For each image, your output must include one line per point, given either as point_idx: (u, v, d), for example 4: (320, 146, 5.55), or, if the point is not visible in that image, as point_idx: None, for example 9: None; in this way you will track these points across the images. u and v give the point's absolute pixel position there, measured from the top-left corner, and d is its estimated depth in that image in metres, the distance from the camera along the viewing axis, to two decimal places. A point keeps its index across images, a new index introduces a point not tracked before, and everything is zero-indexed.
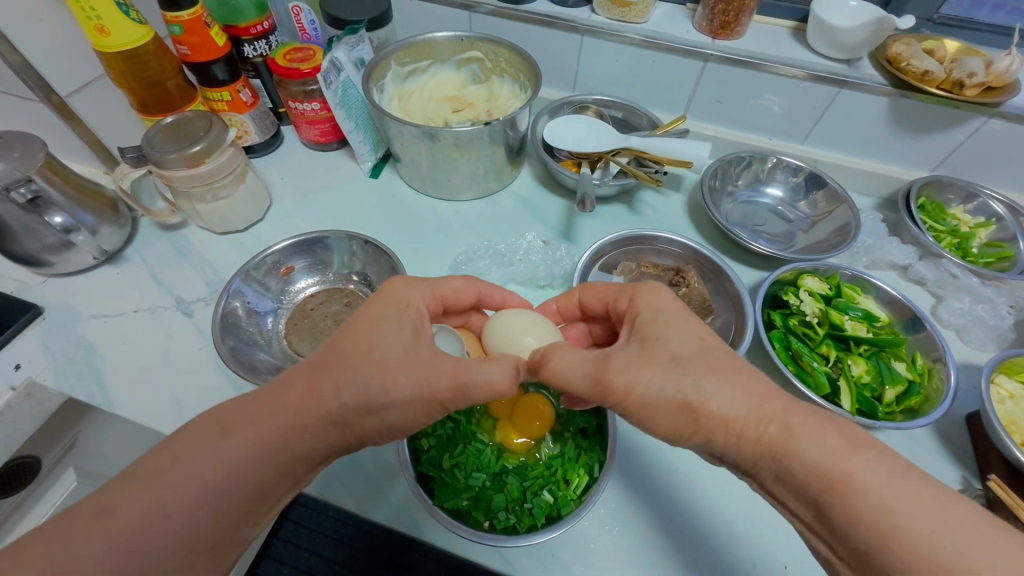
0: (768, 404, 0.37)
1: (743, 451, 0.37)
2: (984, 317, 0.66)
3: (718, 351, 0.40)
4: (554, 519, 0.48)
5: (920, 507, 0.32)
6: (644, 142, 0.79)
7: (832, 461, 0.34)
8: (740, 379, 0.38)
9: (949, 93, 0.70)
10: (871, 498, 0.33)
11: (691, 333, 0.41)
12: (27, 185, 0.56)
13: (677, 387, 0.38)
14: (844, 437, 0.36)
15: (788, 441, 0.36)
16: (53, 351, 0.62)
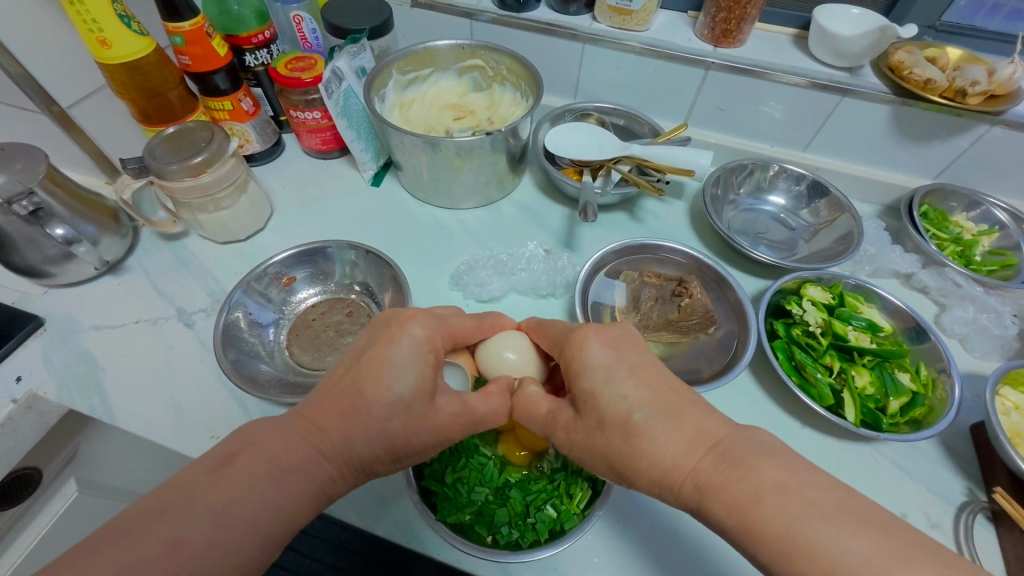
0: (687, 457, 0.38)
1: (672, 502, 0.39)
2: (988, 326, 0.66)
3: (643, 404, 0.40)
4: (557, 534, 0.48)
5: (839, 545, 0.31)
6: (645, 151, 0.79)
7: (742, 510, 0.34)
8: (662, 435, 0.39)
9: (952, 101, 0.70)
10: (785, 536, 0.32)
11: (618, 388, 0.41)
12: (29, 197, 0.56)
13: (607, 450, 0.41)
14: (762, 480, 0.34)
15: (703, 494, 0.36)
16: (54, 363, 0.62)
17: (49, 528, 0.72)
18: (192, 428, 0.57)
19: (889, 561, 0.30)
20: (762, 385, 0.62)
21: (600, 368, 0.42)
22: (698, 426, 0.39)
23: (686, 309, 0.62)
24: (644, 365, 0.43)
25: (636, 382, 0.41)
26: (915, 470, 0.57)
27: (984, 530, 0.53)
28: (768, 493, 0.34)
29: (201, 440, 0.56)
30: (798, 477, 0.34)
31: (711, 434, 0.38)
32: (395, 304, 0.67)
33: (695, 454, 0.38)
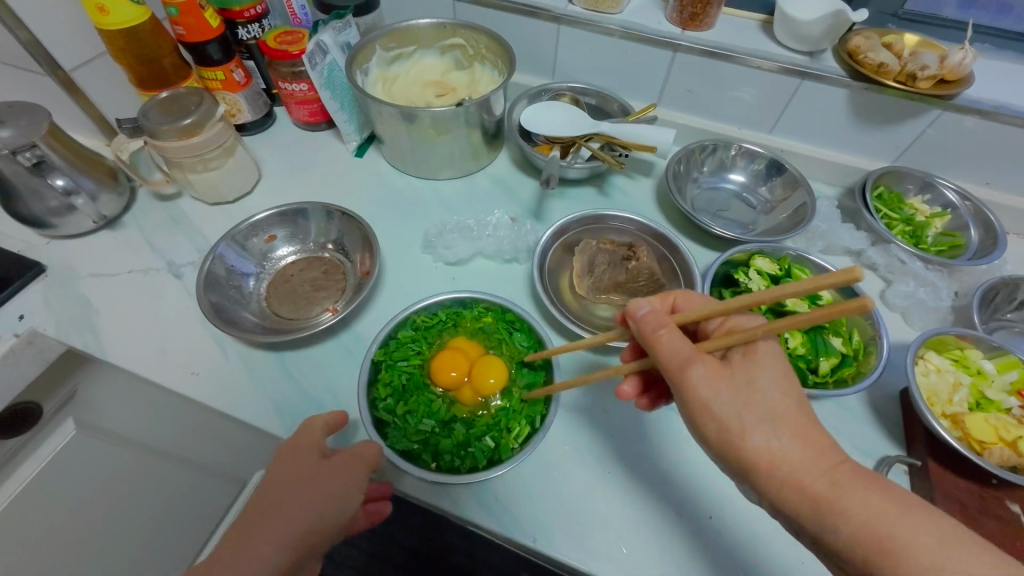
0: (799, 474, 0.37)
1: (786, 496, 0.38)
2: (925, 299, 0.69)
3: (754, 410, 0.40)
4: (495, 461, 0.54)
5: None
6: (614, 128, 0.83)
7: (870, 528, 0.34)
8: (771, 443, 0.38)
9: (906, 86, 0.73)
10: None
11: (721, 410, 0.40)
12: (32, 150, 0.62)
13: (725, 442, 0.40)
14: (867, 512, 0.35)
15: (821, 509, 0.36)
16: (53, 305, 0.67)
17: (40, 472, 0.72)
18: (177, 366, 0.63)
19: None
20: None
21: (694, 366, 0.42)
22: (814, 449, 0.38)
23: (633, 271, 0.67)
24: (763, 371, 0.41)
25: (758, 386, 0.41)
26: (841, 426, 0.61)
27: (898, 480, 0.57)
28: (883, 533, 0.34)
29: (182, 375, 0.62)
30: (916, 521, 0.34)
31: (825, 454, 0.38)
32: (367, 263, 0.72)
33: (808, 474, 0.37)
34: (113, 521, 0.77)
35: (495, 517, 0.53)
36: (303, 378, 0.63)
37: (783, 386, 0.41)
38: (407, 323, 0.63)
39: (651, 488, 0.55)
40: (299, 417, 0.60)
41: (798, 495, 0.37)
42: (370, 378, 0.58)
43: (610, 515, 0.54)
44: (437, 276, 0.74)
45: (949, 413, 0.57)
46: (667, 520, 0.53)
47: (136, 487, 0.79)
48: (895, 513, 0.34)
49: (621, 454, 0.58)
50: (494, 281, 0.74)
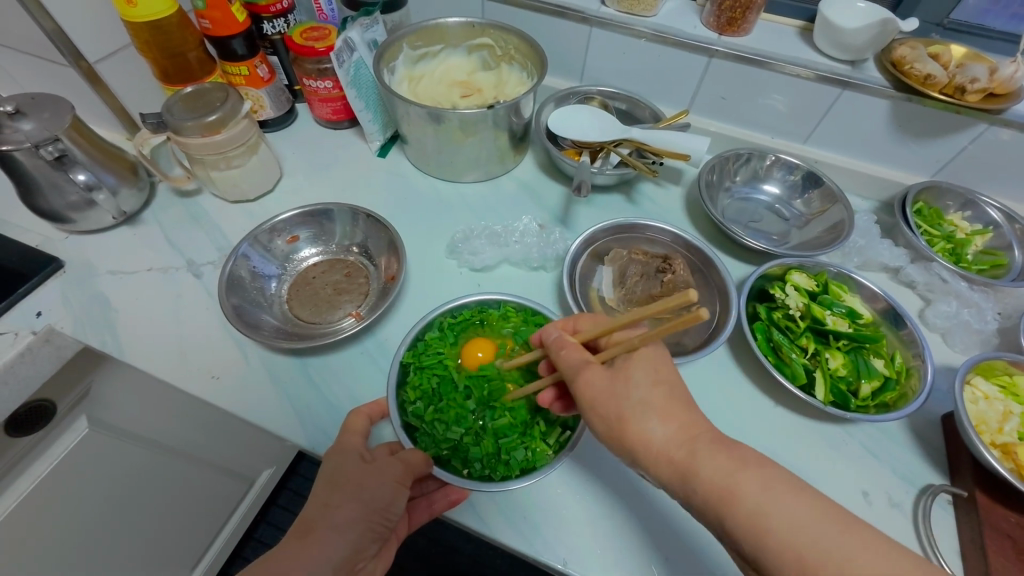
0: (666, 451, 0.39)
1: (659, 470, 0.39)
2: (969, 321, 0.67)
3: (627, 398, 0.42)
4: (530, 471, 0.52)
5: (797, 524, 0.33)
6: (645, 134, 0.80)
7: (724, 483, 0.36)
8: (645, 427, 0.40)
9: (951, 98, 0.70)
10: (746, 532, 0.34)
11: (603, 404, 0.42)
12: (54, 144, 0.60)
13: (602, 417, 0.42)
14: (725, 482, 0.36)
15: (693, 463, 0.37)
16: (72, 303, 0.66)
17: (60, 482, 0.66)
18: (196, 368, 0.61)
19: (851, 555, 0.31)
20: (740, 364, 0.65)
21: (586, 372, 0.44)
22: (678, 422, 0.40)
23: (668, 285, 0.66)
24: (637, 367, 0.43)
25: (631, 382, 0.42)
26: (882, 452, 0.59)
27: (943, 511, 0.55)
28: (730, 493, 0.35)
29: (202, 378, 0.61)
30: (774, 492, 0.34)
31: (688, 424, 0.40)
32: (391, 266, 0.70)
33: (674, 448, 0.39)
34: (124, 522, 0.76)
35: (530, 544, 0.51)
36: (325, 384, 0.61)
37: (654, 374, 0.42)
38: (435, 324, 0.62)
39: (683, 509, 0.53)
40: (320, 425, 0.58)
41: (666, 471, 0.39)
42: (398, 381, 0.57)
43: (641, 536, 0.51)
44: (462, 282, 0.72)
45: (999, 442, 0.55)
46: (700, 543, 0.51)
47: (148, 487, 0.78)
48: (746, 473, 0.36)
49: (651, 473, 0.56)
50: (520, 288, 0.72)
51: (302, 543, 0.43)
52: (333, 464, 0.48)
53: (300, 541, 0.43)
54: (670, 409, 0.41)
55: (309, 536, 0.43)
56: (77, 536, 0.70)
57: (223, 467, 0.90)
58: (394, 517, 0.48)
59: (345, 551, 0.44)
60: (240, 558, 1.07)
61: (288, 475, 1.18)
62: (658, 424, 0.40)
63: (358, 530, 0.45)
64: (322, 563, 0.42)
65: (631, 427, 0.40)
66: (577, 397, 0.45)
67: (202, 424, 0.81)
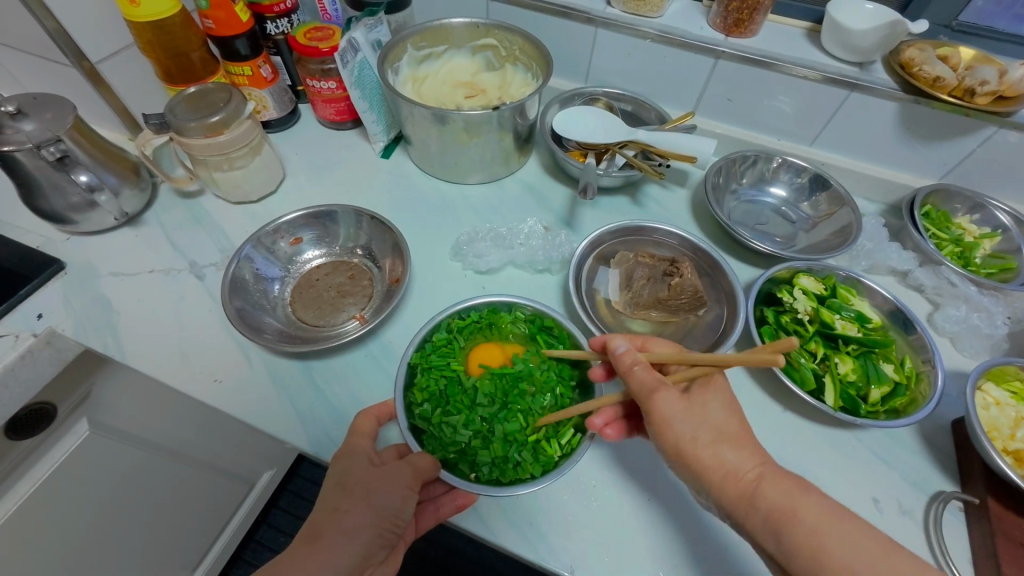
0: (736, 473, 0.43)
1: (720, 494, 0.43)
2: (978, 325, 0.66)
3: (703, 423, 0.45)
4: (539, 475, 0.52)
5: (849, 550, 0.37)
6: (651, 136, 0.80)
7: (784, 511, 0.40)
8: (721, 452, 0.44)
9: (960, 100, 0.70)
10: (802, 553, 0.38)
11: (679, 426, 0.45)
12: (56, 144, 0.59)
13: (668, 438, 0.46)
14: (788, 509, 0.40)
15: (756, 489, 0.42)
16: (73, 304, 0.65)
17: (61, 486, 0.65)
18: (199, 372, 0.61)
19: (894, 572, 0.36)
20: (747, 368, 0.64)
21: (662, 393, 0.46)
22: (743, 453, 0.44)
23: (676, 288, 0.65)
24: (713, 395, 0.47)
25: (706, 408, 0.46)
26: (892, 458, 0.58)
27: (955, 518, 0.54)
28: (792, 515, 0.39)
29: (205, 382, 0.60)
30: (830, 520, 0.39)
31: (755, 453, 0.44)
32: (395, 269, 0.70)
33: (742, 473, 0.43)
34: (124, 526, 0.75)
35: (537, 551, 0.50)
36: (328, 388, 0.61)
37: (726, 402, 0.47)
38: (442, 326, 0.61)
39: (692, 517, 0.52)
40: (323, 430, 0.57)
41: (730, 490, 0.42)
42: (406, 382, 0.56)
43: (649, 543, 0.51)
44: (467, 285, 0.71)
45: (1011, 449, 0.54)
46: (709, 548, 0.51)
47: (149, 491, 0.77)
48: (807, 503, 0.40)
49: (659, 479, 0.55)
50: (525, 291, 0.72)
51: (311, 547, 0.42)
52: (341, 468, 0.48)
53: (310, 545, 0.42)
54: (736, 437, 0.45)
55: (320, 539, 0.43)
56: (77, 540, 0.69)
57: (224, 470, 0.89)
58: (403, 522, 0.47)
59: (355, 556, 0.43)
60: (240, 561, 1.06)
61: (288, 477, 1.17)
62: (723, 453, 0.44)
63: (368, 535, 0.44)
64: (332, 566, 0.41)
65: (700, 453, 0.44)
66: (647, 415, 0.47)
67: (203, 426, 0.80)
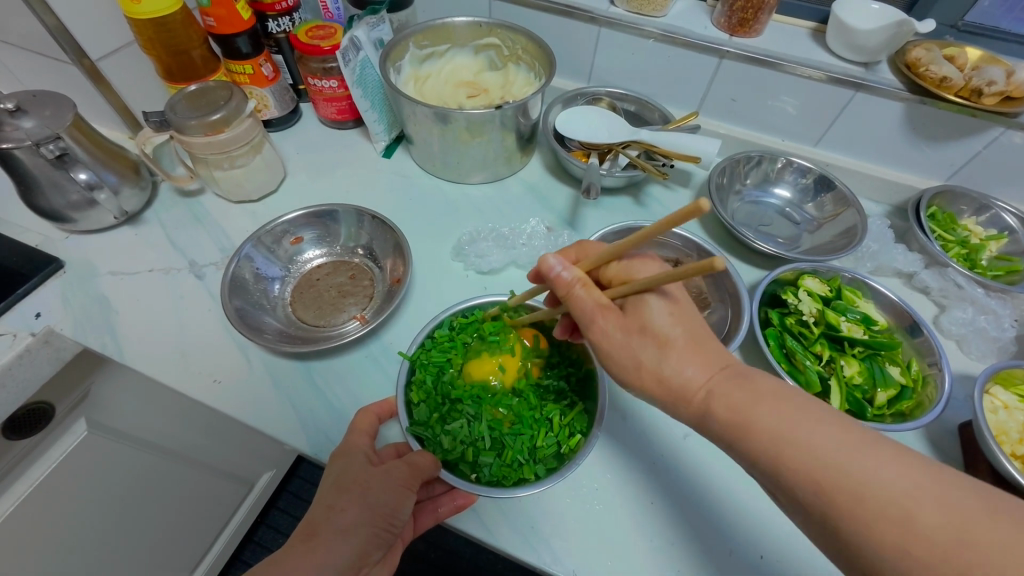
0: (684, 392, 0.39)
1: (682, 415, 0.39)
2: (985, 328, 0.65)
3: (646, 345, 0.40)
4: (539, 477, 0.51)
5: (818, 449, 0.33)
6: (654, 136, 0.79)
7: (744, 413, 0.36)
8: (664, 371, 0.39)
9: (967, 101, 0.69)
10: (768, 458, 0.35)
11: (624, 351, 0.41)
12: (56, 142, 0.59)
13: (622, 365, 0.41)
14: (754, 413, 0.36)
15: (713, 399, 0.37)
16: (72, 303, 0.65)
17: (59, 487, 0.64)
18: (198, 372, 0.60)
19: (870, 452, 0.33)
20: (752, 369, 0.64)
21: (599, 320, 0.41)
22: (697, 360, 0.39)
23: None
24: (655, 298, 0.40)
25: (649, 322, 0.40)
26: None
27: None
28: (752, 425, 0.35)
29: (204, 382, 0.59)
30: (792, 418, 0.35)
31: (711, 364, 0.39)
32: (397, 269, 0.69)
33: (698, 387, 0.38)
34: (123, 526, 0.75)
35: (538, 555, 0.49)
36: (328, 388, 0.60)
37: (673, 308, 0.40)
38: (445, 324, 0.61)
39: (696, 521, 0.52)
40: (323, 430, 0.57)
41: (687, 409, 0.39)
42: (406, 380, 0.56)
43: (652, 547, 0.50)
44: (469, 286, 0.71)
45: (1019, 453, 0.54)
46: (714, 550, 0.50)
47: (147, 491, 0.76)
48: (768, 403, 0.36)
49: (663, 479, 0.55)
50: (528, 292, 0.71)
51: (307, 542, 0.42)
52: (339, 467, 0.47)
53: (305, 541, 0.42)
54: (688, 338, 0.39)
55: (315, 535, 0.42)
56: (75, 541, 0.68)
57: (223, 471, 0.88)
58: (400, 523, 0.46)
59: (350, 556, 0.42)
60: (239, 561, 1.06)
61: (287, 477, 1.16)
62: (682, 364, 0.39)
63: (363, 534, 0.43)
64: (327, 565, 0.40)
65: (658, 370, 0.40)
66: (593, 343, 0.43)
67: (202, 427, 0.79)
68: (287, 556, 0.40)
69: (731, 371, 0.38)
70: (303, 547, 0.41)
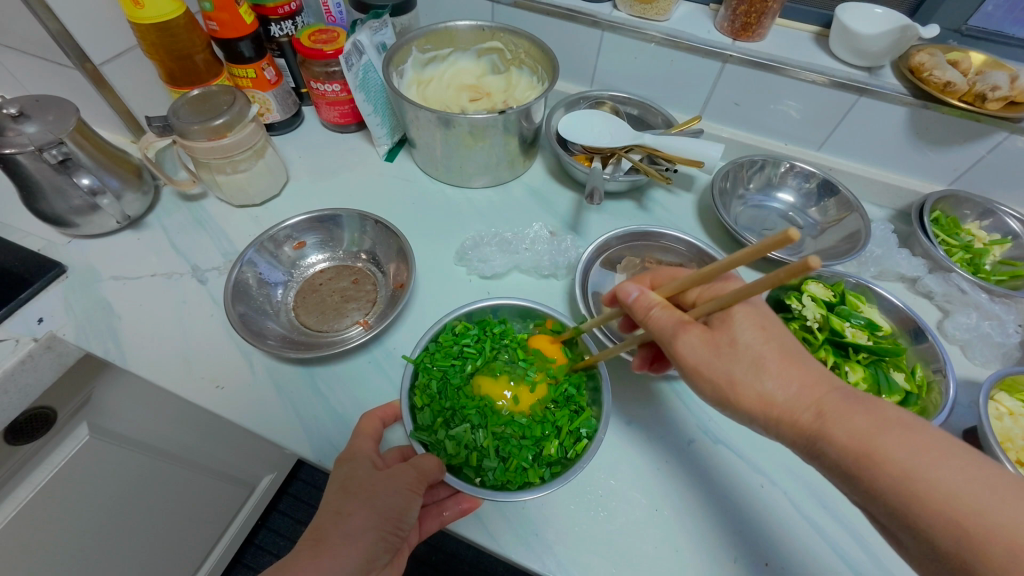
0: (789, 412, 0.38)
1: (781, 432, 0.38)
2: (990, 334, 0.65)
3: (738, 362, 0.39)
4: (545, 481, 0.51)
5: (953, 483, 0.32)
6: (657, 140, 0.79)
7: (862, 437, 0.35)
8: (763, 388, 0.39)
9: (971, 106, 0.69)
10: (894, 486, 0.33)
11: (717, 368, 0.40)
12: (59, 147, 0.59)
13: (715, 381, 0.40)
14: (873, 438, 0.35)
15: (823, 422, 0.37)
16: (73, 308, 0.64)
17: (61, 493, 0.64)
18: (201, 378, 0.60)
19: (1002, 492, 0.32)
20: None
21: (683, 336, 0.42)
22: (803, 381, 0.38)
23: None
24: (741, 316, 0.41)
25: (737, 341, 0.40)
26: None
27: None
28: (868, 451, 0.35)
29: (207, 388, 0.59)
30: (922, 450, 0.34)
31: (812, 385, 0.38)
32: (400, 273, 0.69)
33: (797, 410, 0.38)
34: (125, 531, 0.74)
35: (542, 563, 0.49)
36: (332, 394, 0.60)
37: (759, 328, 0.40)
38: (449, 328, 0.60)
39: (701, 529, 0.52)
40: (326, 436, 0.57)
41: (791, 430, 0.38)
42: (410, 385, 0.56)
43: (657, 554, 0.50)
44: (472, 291, 0.71)
45: None
46: (720, 558, 0.50)
47: (149, 496, 0.76)
48: (882, 430, 0.35)
49: (667, 485, 0.54)
50: (531, 297, 0.71)
51: (316, 546, 0.41)
52: (345, 471, 0.47)
53: (313, 544, 0.41)
54: (784, 357, 0.39)
55: (325, 538, 0.42)
56: (77, 546, 0.68)
57: (225, 475, 0.88)
58: (407, 527, 0.46)
59: (359, 559, 0.42)
60: (240, 564, 1.06)
61: (288, 480, 1.16)
62: (781, 383, 0.38)
63: (371, 537, 0.43)
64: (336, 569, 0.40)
65: (763, 387, 0.39)
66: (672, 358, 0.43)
67: (204, 431, 0.79)
68: (296, 559, 0.40)
69: (844, 393, 0.38)
70: (312, 550, 0.41)
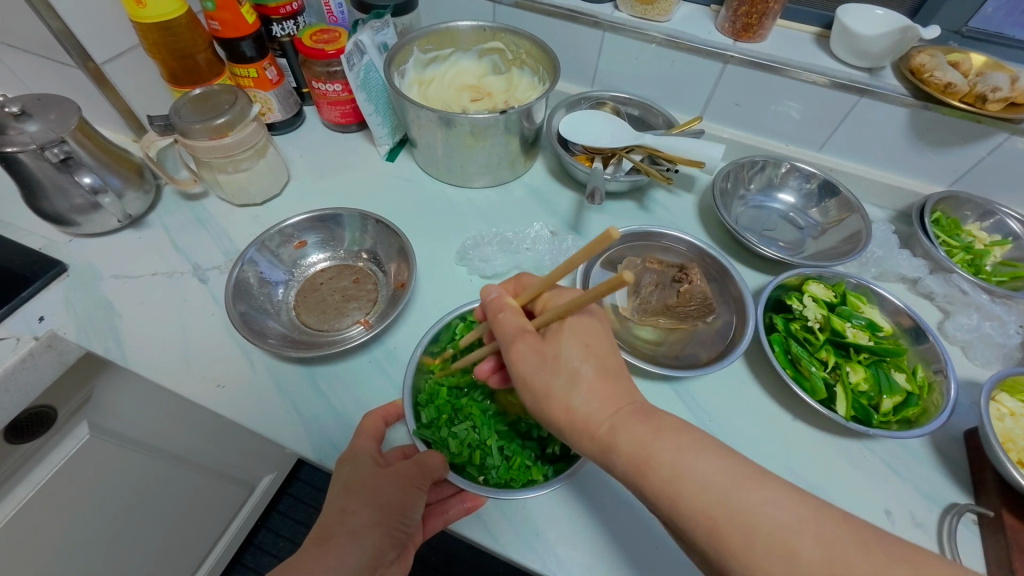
0: (589, 424, 0.39)
1: (581, 444, 0.40)
2: (991, 334, 0.65)
3: (557, 375, 0.41)
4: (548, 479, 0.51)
5: (706, 482, 0.34)
6: (658, 141, 0.79)
7: (642, 447, 0.37)
8: (572, 401, 0.40)
9: (972, 107, 0.69)
10: (662, 489, 0.35)
11: (534, 381, 0.41)
12: (60, 146, 0.59)
13: (533, 392, 0.42)
14: (651, 445, 0.37)
15: (615, 434, 0.38)
16: (74, 307, 0.64)
17: (62, 492, 0.64)
18: (201, 377, 0.60)
19: (749, 485, 0.34)
20: (758, 375, 0.63)
21: (519, 344, 0.42)
22: (602, 394, 0.40)
23: (685, 295, 0.63)
24: (570, 337, 0.42)
25: (560, 352, 0.41)
26: (906, 470, 0.57)
27: (969, 531, 0.53)
28: (648, 459, 0.36)
29: (207, 388, 0.59)
30: (685, 454, 0.36)
31: (617, 397, 0.40)
32: (401, 273, 0.69)
33: (596, 422, 0.39)
34: (124, 530, 0.74)
35: (543, 563, 0.49)
36: (332, 393, 0.60)
37: (584, 347, 0.41)
38: (450, 326, 0.60)
39: None
40: (327, 435, 0.57)
41: (589, 442, 0.39)
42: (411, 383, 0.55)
43: (658, 554, 0.50)
44: (474, 290, 0.71)
45: None
46: None
47: (150, 495, 0.76)
48: (660, 437, 0.37)
49: None
50: None
51: (320, 545, 0.42)
52: (346, 470, 0.47)
53: (319, 544, 0.42)
54: (591, 370, 0.41)
55: (328, 539, 0.42)
56: (77, 545, 0.68)
57: (225, 474, 0.88)
58: (411, 522, 0.46)
59: (364, 557, 0.42)
60: (240, 564, 1.05)
61: (288, 481, 1.16)
62: (590, 397, 0.40)
63: (375, 535, 0.43)
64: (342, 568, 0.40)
65: (567, 399, 0.40)
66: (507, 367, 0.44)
67: (205, 431, 0.79)
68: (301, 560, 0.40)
69: (638, 406, 0.40)
70: (317, 551, 0.41)
